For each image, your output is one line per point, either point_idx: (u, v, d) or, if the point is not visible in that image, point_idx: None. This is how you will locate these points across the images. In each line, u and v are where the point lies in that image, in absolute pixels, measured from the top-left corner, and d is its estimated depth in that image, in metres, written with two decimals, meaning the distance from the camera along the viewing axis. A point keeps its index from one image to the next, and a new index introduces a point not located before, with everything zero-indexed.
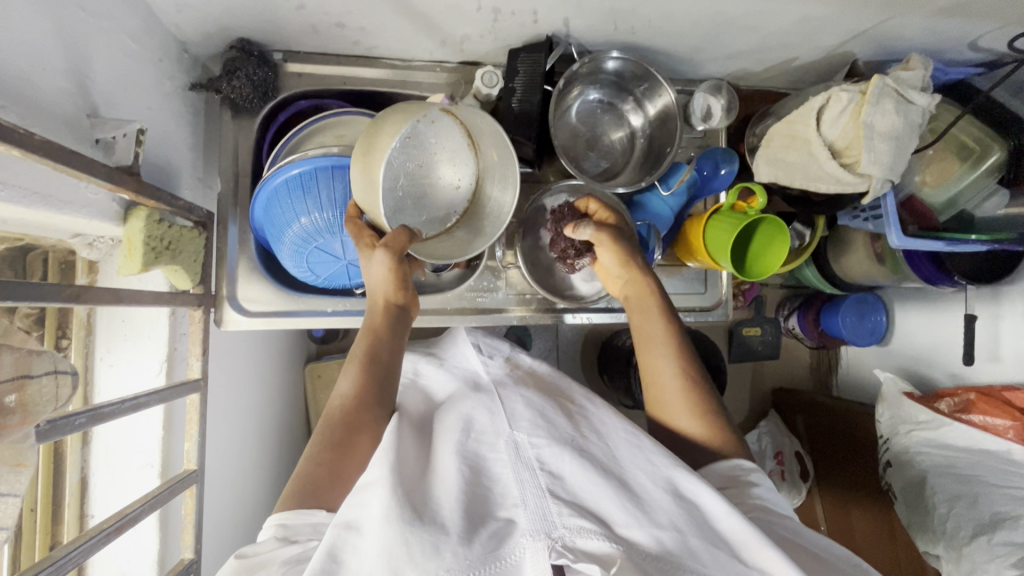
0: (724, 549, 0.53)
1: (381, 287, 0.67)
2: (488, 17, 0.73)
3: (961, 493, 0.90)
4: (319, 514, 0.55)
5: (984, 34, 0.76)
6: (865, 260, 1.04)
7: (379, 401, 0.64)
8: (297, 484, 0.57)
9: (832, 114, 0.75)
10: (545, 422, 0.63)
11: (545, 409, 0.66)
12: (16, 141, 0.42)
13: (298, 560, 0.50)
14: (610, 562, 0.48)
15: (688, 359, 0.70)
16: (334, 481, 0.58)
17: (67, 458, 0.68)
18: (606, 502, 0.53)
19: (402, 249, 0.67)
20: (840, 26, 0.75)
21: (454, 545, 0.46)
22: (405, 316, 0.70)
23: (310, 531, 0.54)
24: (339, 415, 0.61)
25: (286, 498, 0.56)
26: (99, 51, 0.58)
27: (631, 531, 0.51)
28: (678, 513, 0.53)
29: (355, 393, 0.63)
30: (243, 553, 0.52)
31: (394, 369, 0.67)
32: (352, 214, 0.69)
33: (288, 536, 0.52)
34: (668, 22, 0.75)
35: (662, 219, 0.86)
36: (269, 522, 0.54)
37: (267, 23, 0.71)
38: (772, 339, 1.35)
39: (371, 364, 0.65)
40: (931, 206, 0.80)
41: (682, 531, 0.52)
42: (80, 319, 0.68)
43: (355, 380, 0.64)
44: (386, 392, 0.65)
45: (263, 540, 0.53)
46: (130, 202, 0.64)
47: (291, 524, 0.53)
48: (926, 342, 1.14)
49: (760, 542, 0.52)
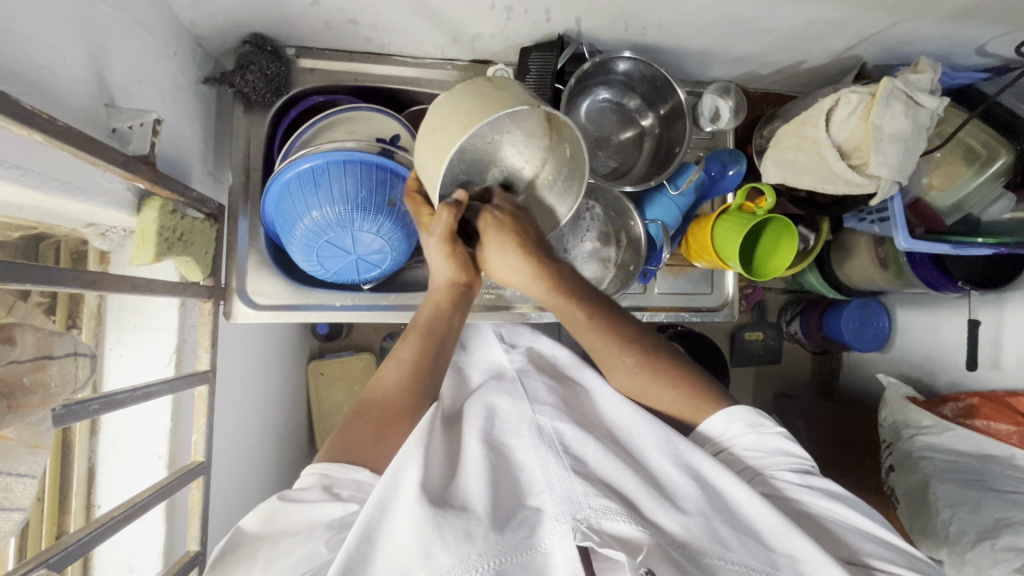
0: (750, 533, 0.53)
1: (441, 268, 0.68)
2: (501, 15, 0.74)
3: (964, 497, 0.90)
4: (361, 473, 0.56)
5: (991, 39, 0.77)
6: (868, 264, 1.04)
7: (434, 373, 0.66)
8: (347, 436, 0.59)
9: (841, 115, 0.75)
10: (566, 410, 0.65)
11: (567, 399, 0.69)
12: (39, 126, 0.43)
13: (342, 526, 0.52)
14: (637, 549, 0.49)
15: (655, 351, 0.68)
16: (384, 444, 0.60)
17: (75, 448, 0.67)
18: (632, 486, 0.55)
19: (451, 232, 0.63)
20: (849, 29, 0.76)
21: (484, 530, 0.48)
22: (467, 295, 0.71)
23: (352, 488, 0.55)
24: (398, 378, 0.64)
25: (331, 449, 0.58)
26: (118, 42, 0.58)
27: (657, 516, 0.53)
28: (699, 497, 0.55)
29: (412, 360, 0.65)
30: (286, 495, 0.53)
31: (450, 344, 0.68)
32: (411, 186, 0.68)
33: (331, 488, 0.54)
34: (679, 23, 0.76)
35: (670, 220, 0.85)
36: (312, 469, 0.56)
37: (282, 18, 0.72)
38: (774, 344, 1.36)
39: (431, 338, 0.67)
40: (937, 209, 0.81)
41: (708, 516, 0.53)
42: (91, 310, 0.68)
43: (415, 348, 0.66)
44: (441, 366, 0.67)
45: (307, 487, 0.54)
46: (144, 192, 0.64)
47: (334, 475, 0.55)
48: (929, 347, 1.14)
49: (782, 526, 0.52)
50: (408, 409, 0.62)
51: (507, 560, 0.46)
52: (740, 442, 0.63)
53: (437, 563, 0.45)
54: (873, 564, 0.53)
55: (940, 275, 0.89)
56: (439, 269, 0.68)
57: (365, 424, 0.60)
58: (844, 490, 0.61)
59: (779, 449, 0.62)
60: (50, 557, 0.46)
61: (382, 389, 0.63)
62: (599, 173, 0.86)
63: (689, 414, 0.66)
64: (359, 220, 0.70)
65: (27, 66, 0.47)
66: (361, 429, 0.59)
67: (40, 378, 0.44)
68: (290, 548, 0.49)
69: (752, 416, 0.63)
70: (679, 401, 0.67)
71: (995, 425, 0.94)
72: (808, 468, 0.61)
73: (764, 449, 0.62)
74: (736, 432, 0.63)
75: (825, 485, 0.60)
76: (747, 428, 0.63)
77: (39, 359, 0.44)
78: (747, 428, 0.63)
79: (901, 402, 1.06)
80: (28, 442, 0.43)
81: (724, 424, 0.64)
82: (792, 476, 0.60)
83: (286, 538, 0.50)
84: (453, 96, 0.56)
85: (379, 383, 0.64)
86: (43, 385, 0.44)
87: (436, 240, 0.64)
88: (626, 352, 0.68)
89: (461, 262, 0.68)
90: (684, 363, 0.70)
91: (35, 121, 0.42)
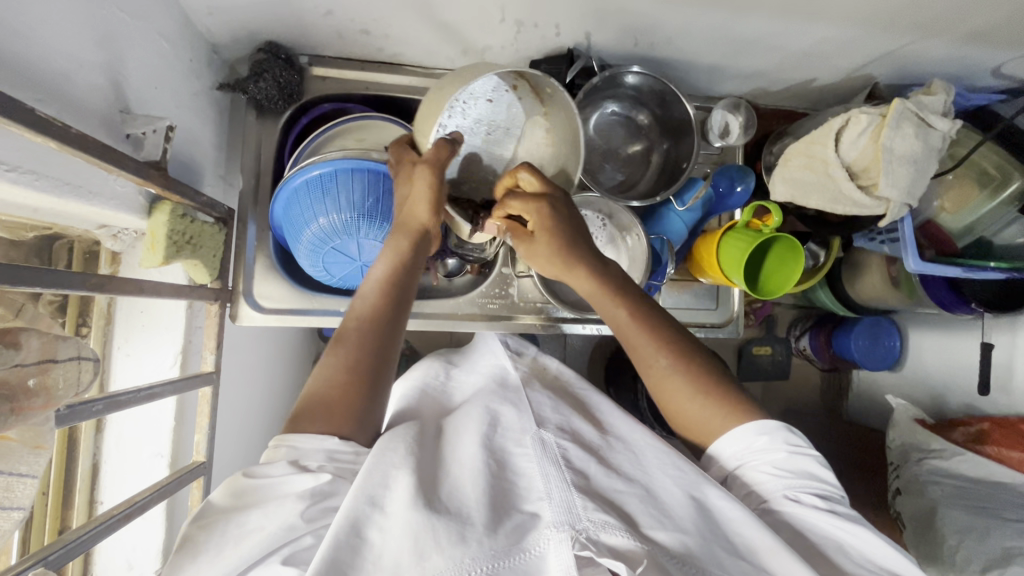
0: (749, 558, 0.52)
1: (415, 209, 0.66)
2: (511, 29, 0.74)
3: (972, 525, 0.87)
4: (329, 441, 0.55)
5: (1006, 61, 0.76)
6: (879, 284, 1.02)
7: (388, 333, 0.64)
8: (311, 401, 0.58)
9: (850, 135, 0.74)
10: (569, 426, 0.65)
11: (571, 414, 0.69)
12: (53, 133, 0.44)
13: (316, 495, 0.51)
14: (635, 561, 0.48)
15: (690, 359, 0.66)
16: (354, 406, 0.58)
17: (80, 446, 0.69)
18: (631, 504, 0.54)
19: (444, 163, 0.65)
20: (862, 48, 0.75)
21: (480, 535, 0.48)
22: (426, 246, 0.69)
23: (320, 459, 0.54)
24: (355, 337, 0.62)
25: (296, 415, 0.58)
26: (134, 49, 0.60)
27: (654, 532, 0.52)
28: (697, 518, 0.54)
29: (371, 315, 0.64)
30: (249, 472, 0.53)
31: (406, 298, 0.67)
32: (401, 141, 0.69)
33: (297, 460, 0.53)
34: (689, 39, 0.76)
35: (675, 232, 0.86)
36: (278, 442, 0.55)
37: (295, 27, 0.73)
38: (783, 360, 1.33)
39: (388, 289, 0.65)
40: (950, 232, 0.80)
41: (705, 538, 0.53)
42: (100, 309, 0.70)
43: (372, 301, 0.64)
44: (399, 323, 0.66)
45: (275, 462, 0.54)
46: (156, 196, 0.66)
47: (298, 447, 0.54)
48: (940, 367, 1.12)
49: (778, 548, 0.51)
50: (365, 373, 0.60)
51: (499, 564, 0.47)
52: (770, 460, 0.60)
53: (429, 564, 0.45)
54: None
55: (954, 299, 0.88)
56: (414, 211, 0.66)
57: (330, 390, 0.59)
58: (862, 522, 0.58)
59: (806, 471, 0.60)
60: (50, 554, 0.46)
61: (342, 351, 0.61)
62: (607, 187, 0.86)
63: (715, 423, 0.63)
64: (364, 228, 0.70)
65: (45, 73, 0.48)
66: (326, 401, 0.58)
67: (45, 381, 0.45)
68: (260, 523, 0.48)
69: (786, 433, 0.61)
70: (705, 404, 0.64)
71: (1006, 452, 0.94)
72: (834, 497, 0.59)
73: (793, 470, 0.59)
74: (764, 446, 0.61)
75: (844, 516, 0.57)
76: (780, 448, 0.60)
77: (42, 362, 0.45)
78: (779, 450, 0.60)
79: (908, 424, 1.04)
80: (30, 443, 0.44)
81: (753, 435, 0.61)
82: (815, 499, 0.57)
83: (255, 511, 0.49)
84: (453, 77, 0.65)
85: (327, 362, 0.61)
86: (47, 388, 0.45)
87: (427, 172, 0.64)
88: (657, 355, 0.66)
89: (433, 202, 0.66)
90: (713, 366, 0.67)
91: (48, 129, 0.43)
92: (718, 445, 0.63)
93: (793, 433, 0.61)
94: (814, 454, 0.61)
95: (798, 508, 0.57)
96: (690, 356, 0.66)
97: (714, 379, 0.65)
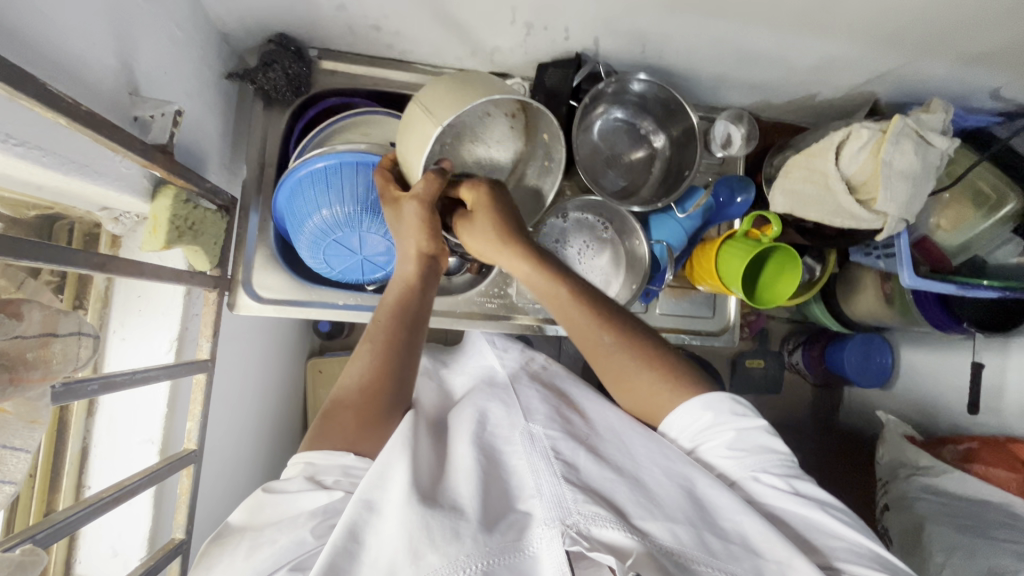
0: (739, 544, 0.52)
1: (411, 236, 0.64)
2: (521, 31, 0.75)
3: (958, 543, 0.87)
4: (346, 457, 0.56)
5: (1004, 85, 0.78)
6: (874, 301, 1.03)
7: (403, 371, 0.63)
8: (329, 421, 0.59)
9: (851, 149, 0.75)
10: (558, 418, 0.67)
11: (559, 406, 0.71)
12: (65, 110, 0.44)
13: (327, 513, 0.52)
14: (627, 555, 0.49)
15: (658, 359, 0.66)
16: (367, 428, 0.59)
17: (70, 427, 0.68)
18: (624, 496, 0.54)
19: (435, 196, 0.63)
20: (865, 65, 0.76)
21: (473, 532, 0.48)
22: (435, 267, 0.68)
23: (337, 474, 0.55)
24: (371, 360, 0.62)
25: (313, 435, 0.58)
26: (146, 33, 0.60)
27: (646, 523, 0.52)
28: (689, 508, 0.54)
29: (386, 335, 0.63)
30: (270, 489, 0.54)
31: (425, 316, 0.67)
32: (386, 164, 0.68)
33: (314, 475, 0.55)
34: (694, 50, 0.77)
35: (677, 239, 0.85)
36: (297, 459, 0.56)
37: (307, 21, 0.74)
38: (774, 372, 1.31)
39: (402, 314, 0.65)
40: (944, 250, 0.81)
41: (696, 527, 0.52)
42: (98, 291, 0.69)
43: (387, 326, 0.64)
44: (416, 343, 0.65)
45: (292, 477, 0.55)
46: (160, 180, 0.66)
47: (316, 463, 0.56)
48: (930, 384, 1.14)
49: (770, 534, 0.51)
50: (380, 397, 0.60)
51: (494, 561, 0.46)
52: (721, 441, 0.61)
53: (424, 562, 0.45)
54: (844, 568, 0.52)
55: (947, 318, 0.88)
56: (409, 237, 0.64)
57: (344, 411, 0.59)
58: (828, 496, 0.59)
59: (758, 446, 0.61)
60: (38, 533, 0.46)
61: (356, 375, 0.62)
62: (609, 191, 0.86)
63: (665, 402, 0.65)
64: (367, 221, 0.71)
65: (57, 50, 0.48)
66: (342, 418, 0.58)
67: (43, 354, 0.45)
68: (274, 537, 0.50)
69: (734, 401, 0.62)
70: (655, 382, 0.66)
71: (992, 470, 0.94)
72: (790, 469, 0.60)
73: (746, 448, 0.60)
74: (711, 422, 0.62)
75: (809, 490, 0.58)
76: (729, 425, 0.61)
77: (44, 335, 0.45)
78: (727, 425, 0.61)
79: (898, 442, 1.06)
80: (25, 417, 0.44)
81: (699, 411, 0.62)
82: (774, 478, 0.58)
83: (271, 528, 0.51)
84: (451, 84, 0.60)
85: (349, 372, 0.62)
86: (46, 360, 0.45)
87: (415, 206, 0.62)
88: (602, 337, 0.67)
89: (430, 230, 0.64)
90: (670, 355, 0.67)
91: (59, 105, 0.43)
92: (671, 421, 0.64)
93: (738, 402, 0.63)
94: (761, 423, 0.62)
95: (761, 489, 0.58)
96: (644, 342, 0.67)
97: (671, 368, 0.66)
